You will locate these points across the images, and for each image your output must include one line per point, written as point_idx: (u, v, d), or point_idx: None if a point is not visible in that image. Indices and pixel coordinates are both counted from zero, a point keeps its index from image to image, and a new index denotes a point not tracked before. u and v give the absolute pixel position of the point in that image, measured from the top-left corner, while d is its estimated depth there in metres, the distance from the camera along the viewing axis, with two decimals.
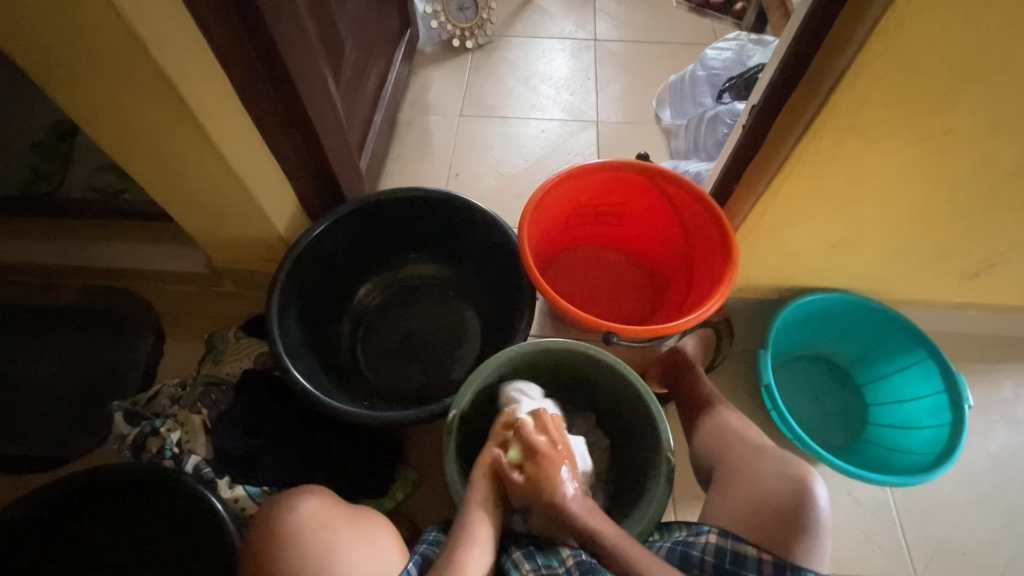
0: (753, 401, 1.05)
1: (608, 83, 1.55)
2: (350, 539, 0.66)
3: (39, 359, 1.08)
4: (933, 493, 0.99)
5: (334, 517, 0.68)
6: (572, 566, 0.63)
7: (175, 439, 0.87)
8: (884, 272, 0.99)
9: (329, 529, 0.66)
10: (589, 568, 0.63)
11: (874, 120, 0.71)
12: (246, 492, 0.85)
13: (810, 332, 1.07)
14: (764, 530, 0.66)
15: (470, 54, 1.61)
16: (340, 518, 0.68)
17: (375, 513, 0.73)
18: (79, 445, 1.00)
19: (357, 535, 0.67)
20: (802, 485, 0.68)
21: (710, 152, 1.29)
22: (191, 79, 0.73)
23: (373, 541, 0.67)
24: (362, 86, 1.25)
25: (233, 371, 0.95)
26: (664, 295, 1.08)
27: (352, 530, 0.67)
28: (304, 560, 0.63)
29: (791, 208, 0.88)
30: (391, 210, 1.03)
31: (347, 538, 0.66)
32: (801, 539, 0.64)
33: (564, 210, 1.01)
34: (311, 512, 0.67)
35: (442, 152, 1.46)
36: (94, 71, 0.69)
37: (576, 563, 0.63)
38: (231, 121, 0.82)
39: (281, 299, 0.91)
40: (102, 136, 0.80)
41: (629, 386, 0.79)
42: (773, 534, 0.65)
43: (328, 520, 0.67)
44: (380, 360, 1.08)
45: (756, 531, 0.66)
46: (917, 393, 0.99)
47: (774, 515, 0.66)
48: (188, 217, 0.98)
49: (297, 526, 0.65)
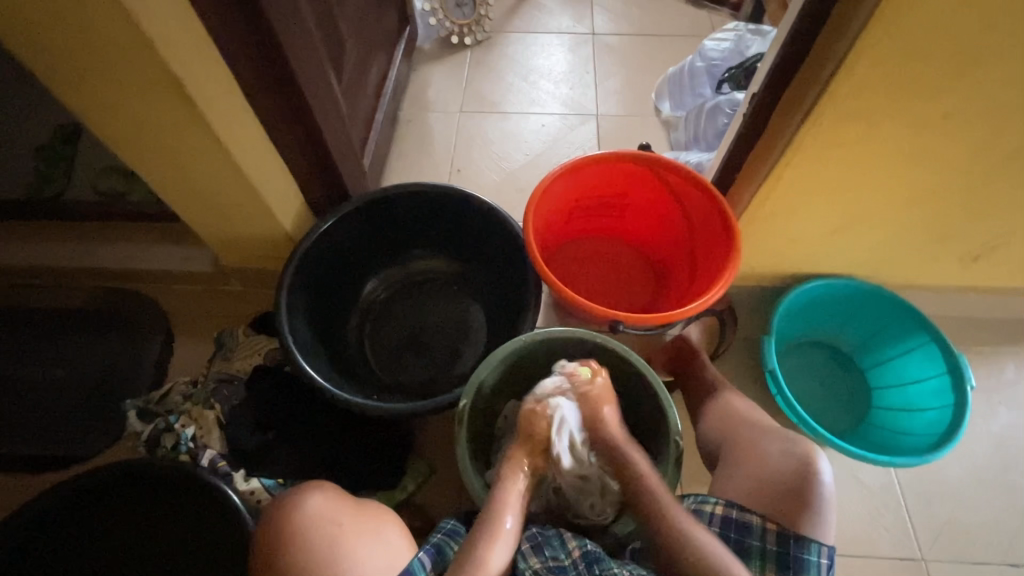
0: (758, 388, 1.06)
1: (606, 76, 1.56)
2: (359, 535, 0.67)
3: (49, 359, 1.09)
4: (937, 475, 1.00)
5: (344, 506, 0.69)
6: (578, 560, 0.65)
7: (189, 434, 0.88)
8: (886, 256, 1.00)
9: (335, 524, 0.66)
10: (595, 559, 0.65)
11: (872, 107, 0.72)
12: (262, 484, 0.86)
13: (813, 318, 1.08)
14: (774, 502, 0.67)
15: (469, 50, 1.62)
16: (345, 511, 0.69)
17: (382, 507, 0.73)
18: (92, 444, 1.02)
19: (366, 524, 0.69)
20: (809, 458, 0.68)
21: (711, 142, 1.29)
22: (198, 80, 0.74)
23: (383, 538, 0.68)
24: (364, 84, 1.26)
25: (244, 368, 0.96)
26: (668, 285, 1.09)
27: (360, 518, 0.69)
28: (313, 556, 0.64)
29: (792, 194, 0.89)
30: (397, 205, 1.04)
31: (354, 531, 0.67)
32: (809, 511, 0.65)
33: (567, 202, 1.02)
34: (317, 507, 0.68)
35: (443, 148, 1.47)
36: (104, 74, 0.71)
37: (581, 555, 0.65)
38: (238, 121, 0.84)
39: (290, 295, 0.92)
40: (113, 139, 0.82)
41: (636, 374, 0.80)
42: (783, 507, 0.66)
43: (334, 514, 0.67)
44: (388, 355, 1.09)
45: (765, 506, 0.67)
46: (920, 376, 1.00)
47: (784, 489, 0.67)
48: (198, 218, 1.00)
49: (304, 519, 0.66)
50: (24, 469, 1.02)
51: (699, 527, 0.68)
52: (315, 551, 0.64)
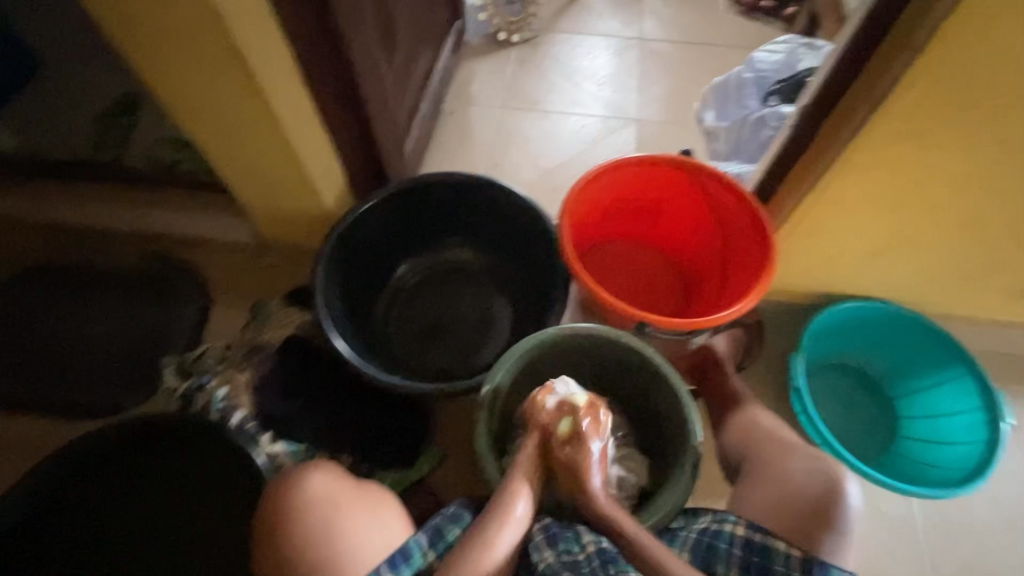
0: (781, 405, 1.05)
1: (650, 82, 1.56)
2: (357, 514, 0.69)
3: (94, 313, 1.15)
4: (963, 512, 0.97)
5: (343, 491, 0.70)
6: (593, 555, 0.64)
7: (220, 395, 0.90)
8: (927, 283, 0.98)
9: (333, 504, 0.69)
10: (609, 559, 0.64)
11: (927, 127, 0.71)
12: (284, 450, 0.87)
13: (846, 340, 1.05)
14: (796, 525, 0.66)
15: (515, 48, 1.64)
16: (345, 493, 0.70)
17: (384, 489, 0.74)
18: (128, 397, 1.07)
19: (361, 511, 0.69)
20: (835, 484, 0.68)
21: (753, 155, 1.28)
22: (261, 55, 0.77)
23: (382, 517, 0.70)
24: (411, 74, 1.28)
25: (273, 336, 0.96)
26: (697, 294, 1.08)
27: (357, 503, 0.70)
28: (308, 537, 0.67)
29: (833, 211, 0.87)
30: (436, 192, 1.06)
31: (352, 511, 0.69)
32: (830, 536, 0.64)
33: (603, 202, 1.02)
34: (317, 488, 0.70)
35: (482, 141, 1.49)
36: (175, 44, 0.74)
37: (597, 551, 0.64)
38: (292, 97, 0.87)
39: (326, 270, 0.96)
40: (176, 107, 0.86)
41: (661, 377, 0.81)
42: (804, 530, 0.65)
43: (335, 495, 0.69)
44: (414, 339, 1.11)
45: (786, 527, 0.66)
46: (952, 409, 0.97)
47: (806, 511, 0.66)
48: (245, 190, 1.04)
49: (303, 503, 0.68)
50: (63, 414, 1.07)
51: (718, 546, 0.65)
52: (311, 531, 0.67)
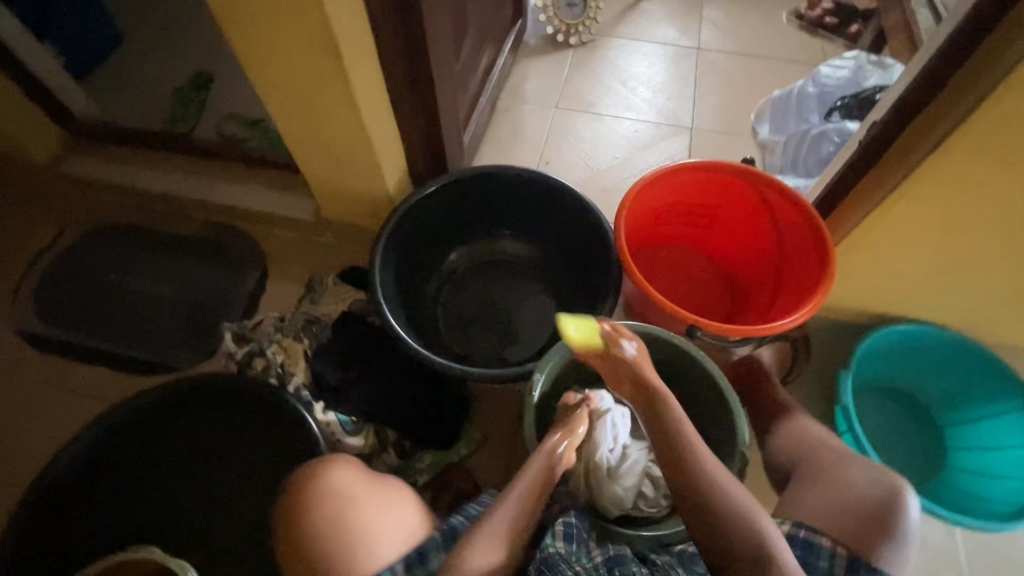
0: (825, 422, 1.03)
1: (706, 91, 1.56)
2: (375, 506, 0.70)
3: (160, 276, 1.21)
4: (1011, 548, 0.94)
5: (360, 486, 0.72)
6: (600, 563, 0.64)
7: (279, 361, 0.95)
8: (987, 309, 0.95)
9: (352, 497, 0.70)
10: (618, 562, 0.65)
11: (1009, 146, 0.70)
12: (337, 418, 0.91)
13: (895, 363, 1.03)
14: (852, 528, 0.64)
15: (572, 50, 1.65)
16: (362, 486, 0.72)
17: (400, 483, 0.77)
18: (186, 357, 1.12)
19: (377, 506, 0.71)
20: (894, 495, 0.67)
21: (811, 169, 1.26)
22: (347, 37, 0.80)
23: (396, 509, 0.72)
24: (474, 68, 1.31)
25: (328, 313, 1.04)
26: (745, 304, 1.08)
27: (372, 499, 0.71)
28: (325, 525, 0.67)
29: (899, 228, 0.86)
30: (492, 184, 1.08)
31: (370, 504, 0.70)
32: (888, 543, 0.63)
33: (659, 205, 1.03)
34: (341, 480, 0.71)
35: (534, 139, 1.51)
36: (270, 22, 0.78)
37: (604, 560, 0.65)
38: (369, 80, 0.90)
39: (384, 250, 0.99)
40: (260, 83, 0.90)
41: (709, 379, 0.81)
42: (861, 535, 0.64)
43: (354, 488, 0.71)
44: (458, 325, 1.14)
45: (841, 529, 0.65)
46: (1006, 442, 0.95)
47: (862, 516, 0.65)
48: (312, 168, 1.08)
49: (328, 490, 0.70)
50: (126, 368, 1.13)
51: None
52: (330, 519, 0.68)
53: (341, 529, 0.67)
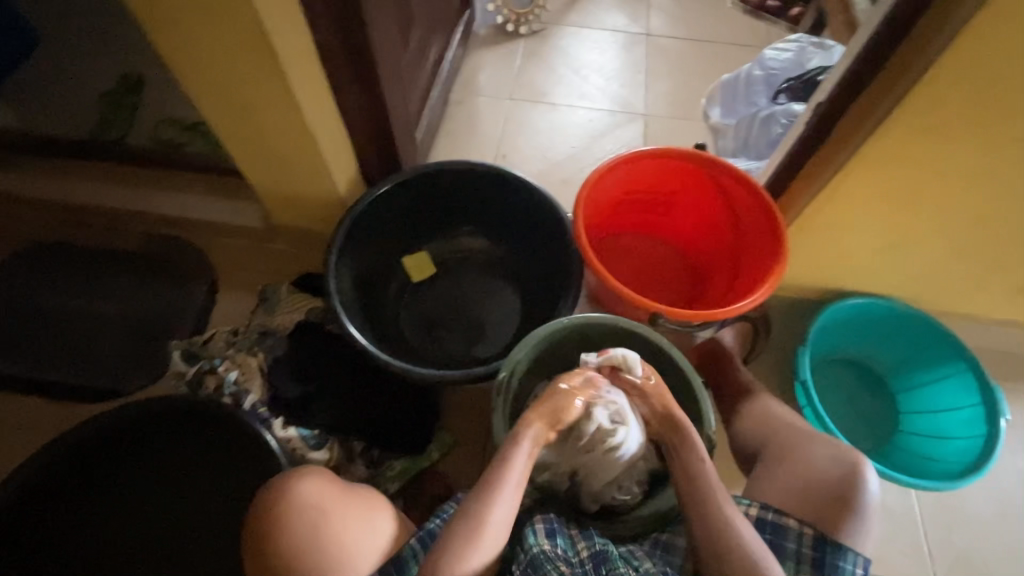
0: (787, 398, 1.06)
1: (657, 77, 1.56)
2: (347, 521, 0.68)
3: (99, 296, 1.13)
4: (960, 504, 1.00)
5: (332, 496, 0.68)
6: (587, 559, 0.65)
7: (232, 378, 0.89)
8: (931, 280, 1.00)
9: (323, 511, 0.67)
10: (603, 559, 0.65)
11: (944, 124, 0.72)
12: (298, 433, 0.88)
13: (849, 336, 1.07)
14: (816, 509, 0.67)
15: (523, 39, 1.63)
16: (335, 499, 0.69)
17: (376, 495, 0.74)
18: (134, 380, 1.06)
19: (351, 521, 0.68)
20: (856, 469, 0.69)
21: (761, 152, 1.29)
22: (281, 34, 0.76)
23: (371, 525, 0.70)
24: (423, 61, 1.27)
25: (284, 323, 0.99)
26: (705, 288, 1.09)
27: (344, 515, 0.68)
28: (294, 542, 0.65)
29: (846, 207, 0.89)
30: (448, 180, 1.06)
31: (343, 519, 0.68)
32: (850, 519, 0.66)
33: (616, 194, 1.03)
34: (310, 492, 0.68)
35: (490, 132, 1.48)
36: (194, 20, 0.73)
37: (589, 555, 0.66)
38: (310, 78, 0.86)
39: (339, 256, 0.96)
40: (191, 86, 0.85)
41: (673, 365, 0.82)
42: (825, 515, 0.67)
43: (325, 501, 0.68)
44: (422, 327, 1.11)
45: (806, 510, 0.68)
46: (952, 404, 1.00)
47: (825, 495, 0.68)
48: (257, 173, 1.03)
49: (298, 505, 0.66)
50: (69, 396, 1.06)
51: None
52: (298, 538, 0.65)
53: (309, 548, 0.65)
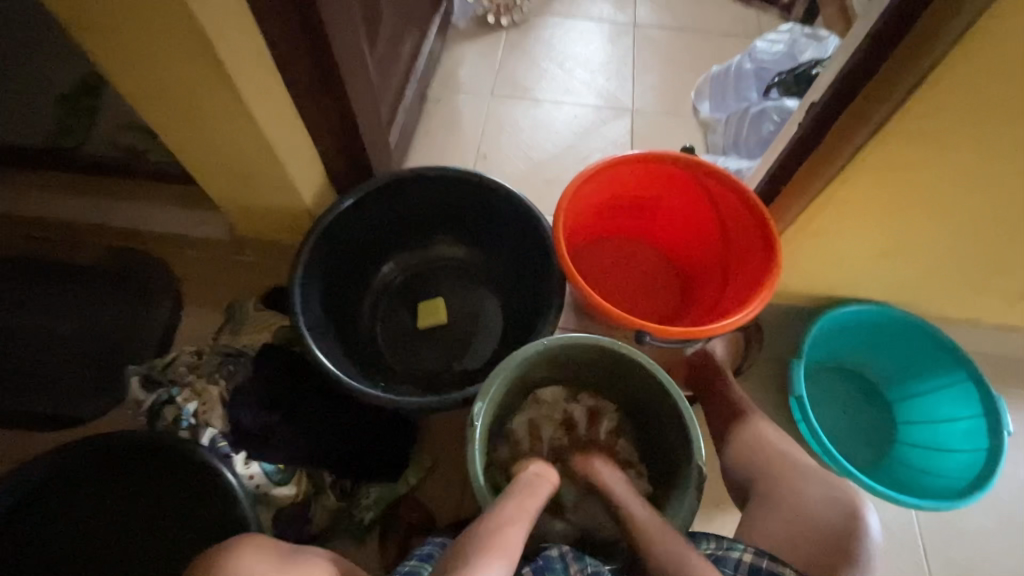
0: (780, 410, 1.02)
1: (645, 70, 1.50)
2: None
3: (55, 316, 1.07)
4: (960, 519, 0.96)
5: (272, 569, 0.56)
6: None
7: (192, 410, 0.84)
8: (929, 286, 0.95)
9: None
10: None
11: (946, 128, 0.67)
12: (261, 469, 0.82)
13: (846, 343, 1.03)
14: (812, 561, 0.64)
15: (504, 31, 1.56)
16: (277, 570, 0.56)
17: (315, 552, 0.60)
18: (93, 407, 0.99)
19: None
20: (852, 514, 0.67)
21: (752, 151, 1.23)
22: (227, 38, 0.69)
23: None
24: (396, 58, 1.20)
25: (251, 343, 0.93)
26: (694, 295, 1.05)
27: None
28: None
29: (840, 214, 0.84)
30: (421, 187, 1.00)
31: None
32: (847, 569, 0.63)
33: (600, 201, 0.97)
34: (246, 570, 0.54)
35: (470, 131, 1.42)
36: (128, 24, 0.66)
37: None
38: (265, 85, 0.79)
39: (304, 274, 0.89)
40: (135, 94, 0.78)
41: (660, 388, 0.76)
42: (822, 565, 0.64)
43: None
44: (400, 343, 1.06)
45: (802, 560, 0.65)
46: (952, 414, 0.96)
47: (820, 541, 0.65)
48: (216, 184, 0.96)
49: None
50: (25, 424, 1.00)
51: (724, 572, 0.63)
52: None
53: None
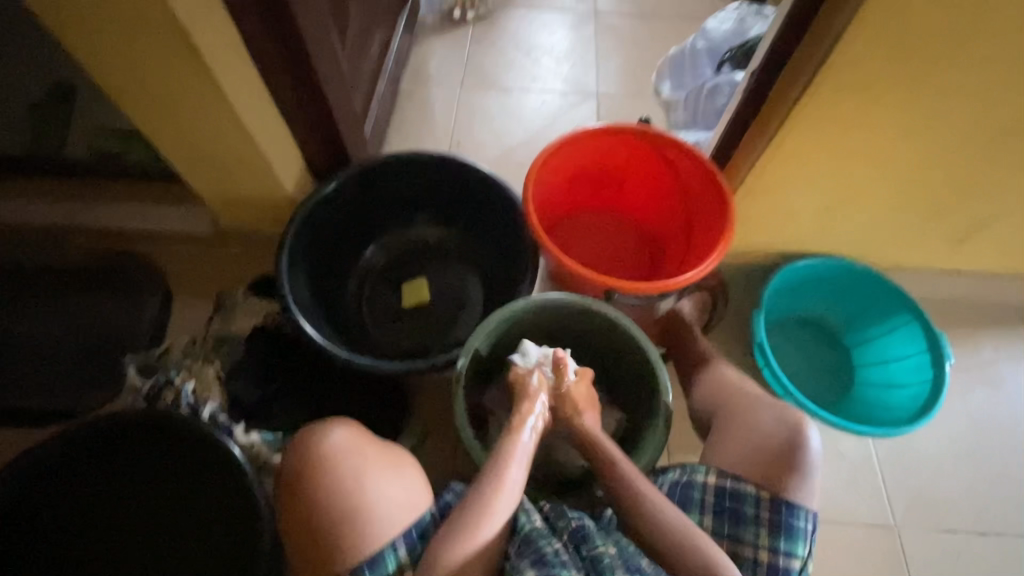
0: (747, 361, 1.09)
1: (608, 55, 1.56)
2: (380, 469, 0.68)
3: (46, 316, 1.09)
4: (914, 448, 1.04)
5: (362, 448, 0.69)
6: (568, 538, 0.65)
7: (188, 389, 0.87)
8: (874, 236, 1.03)
9: (360, 459, 0.67)
10: (581, 538, 0.65)
11: (867, 82, 0.74)
12: (261, 438, 0.86)
13: (803, 295, 1.11)
14: (766, 467, 0.70)
15: (471, 25, 1.61)
16: (370, 450, 0.70)
17: (401, 449, 0.74)
18: (90, 400, 1.02)
19: (385, 469, 0.68)
20: (796, 426, 0.72)
21: (709, 122, 1.32)
22: (205, 30, 0.74)
23: (404, 476, 0.69)
24: (366, 52, 1.25)
25: (243, 328, 0.97)
26: (663, 259, 1.11)
27: (379, 465, 0.68)
28: (331, 496, 0.65)
29: (784, 171, 0.91)
30: (398, 172, 1.05)
31: (379, 466, 0.68)
32: (796, 474, 0.69)
33: (567, 174, 1.04)
34: (342, 443, 0.69)
35: (443, 121, 1.47)
36: (109, 19, 0.70)
37: (571, 533, 0.66)
38: (242, 75, 0.84)
39: (290, 257, 0.94)
40: (117, 90, 0.82)
41: (630, 338, 0.83)
42: (774, 471, 0.70)
43: (359, 451, 0.69)
44: (386, 322, 1.10)
45: (756, 469, 0.71)
46: (902, 353, 1.04)
47: (772, 449, 0.71)
48: (199, 177, 1.00)
49: (329, 455, 0.67)
50: (20, 422, 1.02)
51: (692, 494, 0.71)
52: (341, 485, 0.65)
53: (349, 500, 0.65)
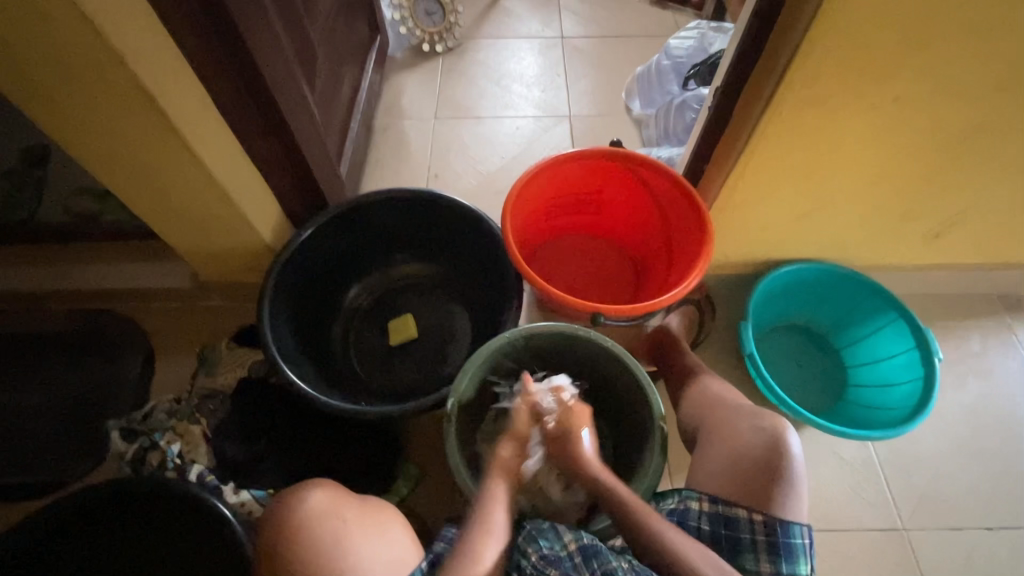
0: (739, 372, 1.09)
1: (577, 77, 1.59)
2: (362, 529, 0.67)
3: (25, 385, 1.07)
4: (913, 446, 1.04)
5: (343, 508, 0.68)
6: (576, 552, 0.64)
7: (175, 451, 0.87)
8: (851, 239, 1.04)
9: (340, 520, 0.66)
10: (592, 552, 0.64)
11: (826, 95, 0.76)
12: (251, 495, 0.85)
13: (789, 301, 1.11)
14: (750, 488, 0.69)
15: (440, 58, 1.63)
16: (350, 509, 0.69)
17: (382, 503, 0.73)
18: (74, 469, 0.99)
19: (367, 529, 0.67)
20: (775, 433, 0.72)
21: (681, 137, 1.34)
22: (171, 91, 0.74)
23: (388, 534, 0.68)
24: (336, 94, 1.26)
25: (227, 382, 0.96)
26: (646, 278, 1.11)
27: (361, 525, 0.67)
28: (317, 553, 0.63)
29: (757, 184, 0.92)
30: (375, 211, 1.05)
31: (359, 526, 0.67)
32: (781, 489, 0.68)
33: (543, 200, 1.04)
34: (324, 504, 0.67)
35: (420, 153, 1.48)
36: (72, 88, 0.70)
37: (578, 547, 0.64)
38: (211, 131, 0.83)
39: (271, 306, 0.93)
40: (86, 156, 0.82)
41: (620, 364, 0.83)
42: (760, 492, 0.68)
43: (339, 511, 0.67)
44: (375, 362, 1.09)
45: (740, 492, 0.70)
46: (891, 351, 1.04)
47: (754, 466, 0.70)
48: (175, 232, 0.99)
49: (310, 518, 0.66)
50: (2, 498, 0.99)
51: (688, 524, 0.70)
52: (323, 547, 0.64)
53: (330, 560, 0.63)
